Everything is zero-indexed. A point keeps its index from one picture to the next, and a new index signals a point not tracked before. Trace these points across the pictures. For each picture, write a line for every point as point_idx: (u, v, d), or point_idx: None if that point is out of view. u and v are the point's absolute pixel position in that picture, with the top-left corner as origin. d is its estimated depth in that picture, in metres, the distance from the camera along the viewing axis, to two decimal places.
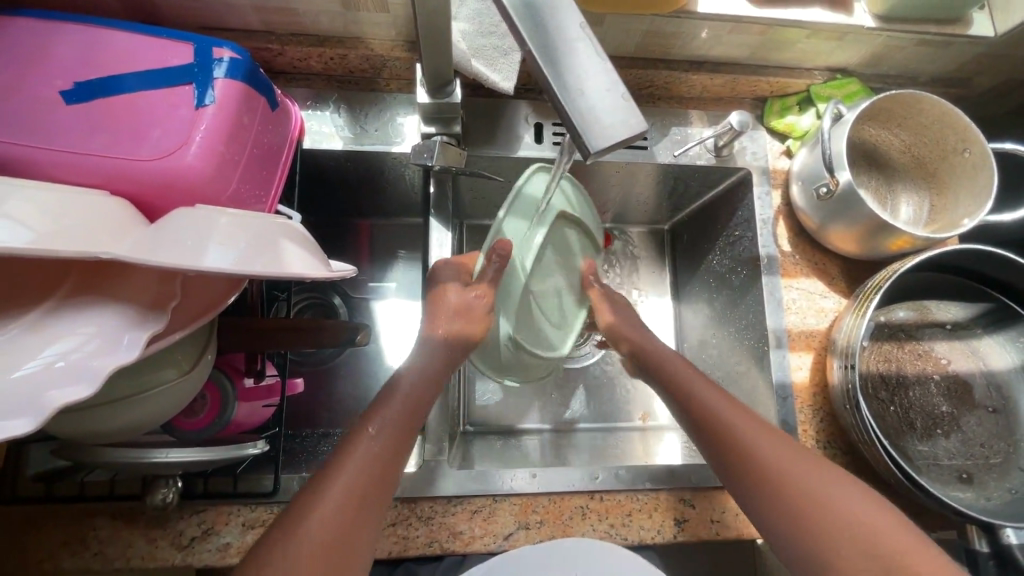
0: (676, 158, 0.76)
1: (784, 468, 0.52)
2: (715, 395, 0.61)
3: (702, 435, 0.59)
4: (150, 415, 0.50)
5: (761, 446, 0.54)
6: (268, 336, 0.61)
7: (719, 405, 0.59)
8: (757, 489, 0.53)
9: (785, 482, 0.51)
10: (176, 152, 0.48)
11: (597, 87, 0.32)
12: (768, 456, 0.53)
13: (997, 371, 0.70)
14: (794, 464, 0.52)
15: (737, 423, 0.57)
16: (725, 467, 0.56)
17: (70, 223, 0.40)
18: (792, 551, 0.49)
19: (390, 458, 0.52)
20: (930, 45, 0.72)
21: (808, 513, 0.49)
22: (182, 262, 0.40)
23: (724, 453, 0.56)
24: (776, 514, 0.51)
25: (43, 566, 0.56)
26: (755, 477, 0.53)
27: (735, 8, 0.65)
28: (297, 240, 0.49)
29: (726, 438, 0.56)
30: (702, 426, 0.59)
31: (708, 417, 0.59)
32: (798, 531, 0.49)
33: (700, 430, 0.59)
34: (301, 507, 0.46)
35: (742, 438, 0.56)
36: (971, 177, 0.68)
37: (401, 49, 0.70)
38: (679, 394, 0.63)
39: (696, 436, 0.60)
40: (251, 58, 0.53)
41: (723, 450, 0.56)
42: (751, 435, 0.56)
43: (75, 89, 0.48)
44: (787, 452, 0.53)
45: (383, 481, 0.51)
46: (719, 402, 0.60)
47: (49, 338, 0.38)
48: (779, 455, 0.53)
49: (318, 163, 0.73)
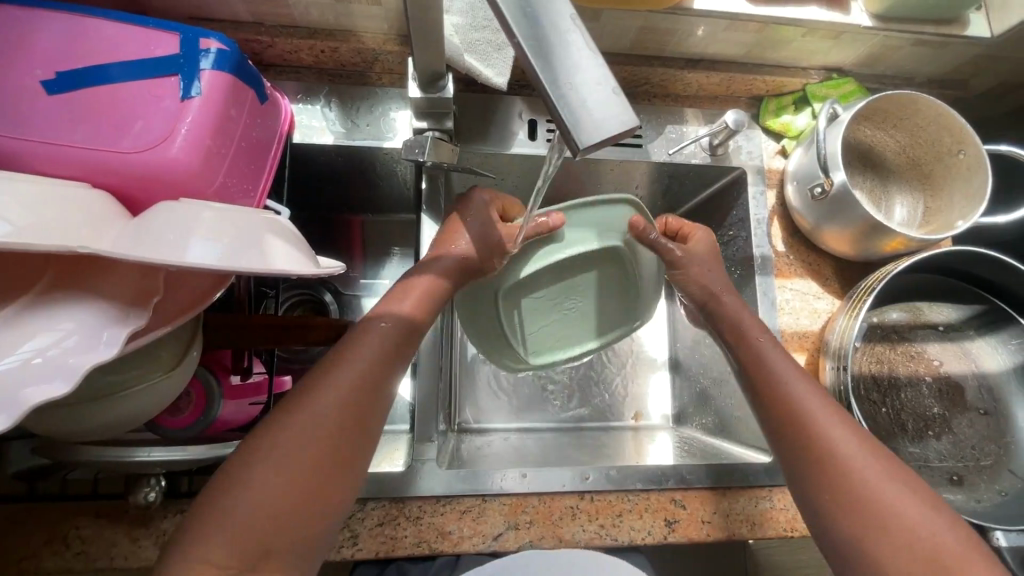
0: (671, 156, 0.75)
1: (837, 441, 0.51)
2: (778, 355, 0.59)
3: (760, 398, 0.58)
4: (133, 413, 0.49)
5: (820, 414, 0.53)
6: (255, 334, 0.60)
7: (783, 370, 0.58)
8: (807, 459, 0.52)
9: (838, 457, 0.50)
10: (161, 145, 0.47)
11: (588, 82, 0.31)
12: (825, 428, 0.52)
13: (989, 373, 0.70)
14: (847, 438, 0.51)
15: (796, 392, 0.56)
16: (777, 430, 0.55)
17: (50, 215, 0.39)
18: (835, 530, 0.49)
19: (385, 363, 0.52)
20: (927, 46, 0.71)
21: (855, 491, 0.49)
22: (164, 258, 0.39)
23: (781, 417, 0.55)
24: (818, 490, 0.51)
25: (22, 565, 0.55)
26: (811, 447, 0.52)
27: (733, 4, 0.64)
28: (285, 237, 0.48)
29: (784, 403, 0.55)
30: (758, 393, 0.58)
31: (768, 381, 0.57)
32: (844, 513, 0.49)
33: (756, 394, 0.58)
34: (295, 403, 0.47)
35: (802, 405, 0.55)
36: (965, 178, 0.68)
37: (394, 42, 0.69)
38: (740, 347, 0.62)
39: (753, 396, 0.59)
40: (239, 49, 0.52)
41: (778, 415, 0.55)
42: (809, 402, 0.55)
43: (57, 78, 0.47)
44: (843, 425, 0.53)
45: (378, 384, 0.50)
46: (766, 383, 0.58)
47: (26, 333, 0.37)
48: (833, 424, 0.53)
49: (308, 157, 0.72)
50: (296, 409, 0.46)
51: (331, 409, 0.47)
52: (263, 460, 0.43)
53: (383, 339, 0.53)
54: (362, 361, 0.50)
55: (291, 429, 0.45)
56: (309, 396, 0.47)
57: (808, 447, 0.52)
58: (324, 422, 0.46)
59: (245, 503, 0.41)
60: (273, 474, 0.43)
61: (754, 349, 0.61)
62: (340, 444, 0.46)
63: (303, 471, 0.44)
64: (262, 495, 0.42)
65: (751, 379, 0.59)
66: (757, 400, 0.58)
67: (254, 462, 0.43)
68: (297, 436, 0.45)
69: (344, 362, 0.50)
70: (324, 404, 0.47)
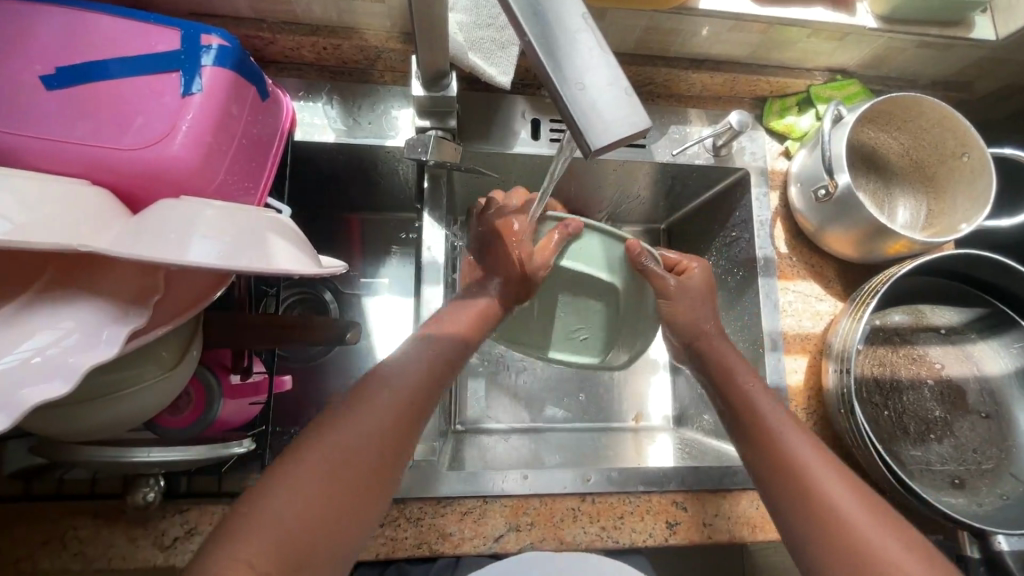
0: (674, 157, 0.75)
1: (827, 485, 0.50)
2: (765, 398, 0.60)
3: (747, 442, 0.58)
4: (131, 412, 0.48)
5: (811, 457, 0.53)
6: (255, 334, 0.60)
7: (772, 416, 0.57)
8: (800, 502, 0.51)
9: (828, 501, 0.49)
10: (162, 142, 0.46)
11: (598, 82, 0.30)
12: (814, 467, 0.52)
13: (991, 376, 0.70)
14: (831, 477, 0.51)
15: (786, 435, 0.55)
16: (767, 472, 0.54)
17: (50, 212, 0.38)
18: None
19: (430, 389, 0.53)
20: (932, 48, 0.71)
21: (852, 539, 0.47)
22: (165, 257, 0.39)
23: (772, 466, 0.54)
24: (812, 534, 0.49)
25: (19, 565, 0.55)
26: (806, 490, 0.51)
27: (737, 5, 0.64)
28: (287, 236, 0.47)
29: (775, 447, 0.55)
30: (749, 436, 0.58)
31: (758, 422, 0.57)
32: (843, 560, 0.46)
33: (745, 438, 0.58)
34: (336, 421, 0.47)
35: (787, 451, 0.54)
36: (970, 181, 0.68)
37: (397, 40, 0.68)
38: (724, 379, 0.63)
39: (740, 438, 0.59)
40: (241, 45, 0.51)
41: (769, 462, 0.55)
42: (799, 448, 0.54)
43: (56, 74, 0.46)
44: (831, 469, 0.52)
45: (420, 410, 0.51)
46: (763, 406, 0.59)
47: (25, 331, 0.37)
48: (823, 468, 0.52)
49: (310, 155, 0.72)
50: (342, 419, 0.47)
51: (374, 431, 0.47)
52: (307, 461, 0.43)
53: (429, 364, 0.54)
54: (408, 385, 0.51)
55: (336, 438, 0.45)
56: (356, 410, 0.48)
57: (802, 489, 0.51)
58: (367, 435, 0.46)
59: (285, 500, 0.41)
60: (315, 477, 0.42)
61: (740, 389, 0.61)
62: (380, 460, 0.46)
63: (343, 480, 0.43)
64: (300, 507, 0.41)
65: (737, 432, 0.60)
66: (745, 449, 0.58)
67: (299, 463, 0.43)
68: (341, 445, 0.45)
69: (392, 381, 0.51)
70: (371, 420, 0.47)
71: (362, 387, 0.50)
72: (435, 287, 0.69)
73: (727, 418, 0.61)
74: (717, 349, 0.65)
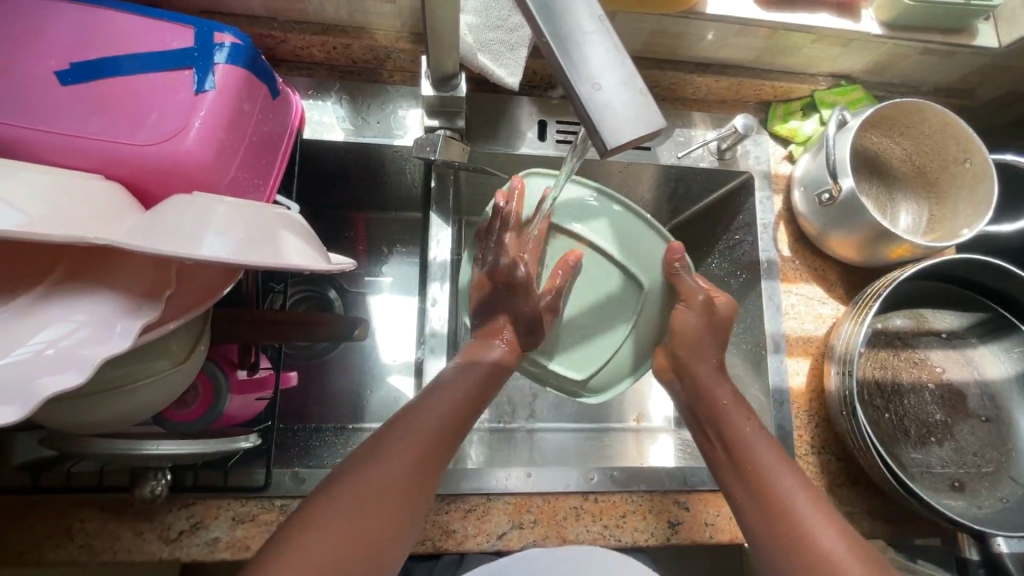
0: (679, 160, 0.75)
1: (819, 535, 0.51)
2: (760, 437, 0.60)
3: (741, 486, 0.57)
4: (139, 407, 0.49)
5: (805, 509, 0.53)
6: (264, 328, 0.60)
7: (765, 458, 0.57)
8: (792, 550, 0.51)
9: (823, 557, 0.50)
10: (174, 137, 0.47)
11: (614, 81, 0.31)
12: (803, 512, 0.53)
13: (992, 381, 0.71)
14: (823, 528, 0.52)
15: (778, 481, 0.56)
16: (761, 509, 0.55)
17: (67, 207, 0.39)
18: None
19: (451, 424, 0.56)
20: (935, 55, 0.72)
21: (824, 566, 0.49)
22: (179, 250, 0.39)
23: (768, 519, 0.54)
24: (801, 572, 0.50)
25: (25, 557, 0.55)
26: (798, 546, 0.51)
27: (743, 10, 0.65)
28: (297, 231, 0.48)
29: (770, 495, 0.55)
30: (743, 478, 0.58)
31: (748, 461, 0.58)
32: None
33: (739, 481, 0.58)
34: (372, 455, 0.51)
35: (779, 498, 0.54)
36: (971, 186, 0.69)
37: (406, 40, 0.69)
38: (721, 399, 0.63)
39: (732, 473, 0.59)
40: (253, 43, 0.52)
41: (760, 510, 0.55)
42: (794, 501, 0.54)
43: (71, 69, 0.46)
44: (822, 515, 0.52)
45: (439, 451, 0.54)
46: (752, 439, 0.59)
47: (42, 323, 0.37)
48: (817, 519, 0.52)
49: (318, 153, 0.72)
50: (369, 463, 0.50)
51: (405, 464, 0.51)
52: (336, 503, 0.47)
53: (445, 408, 0.57)
54: (429, 426, 0.55)
55: (364, 480, 0.49)
56: (382, 452, 0.52)
57: (796, 535, 0.52)
58: (393, 478, 0.50)
59: (320, 535, 0.45)
60: (342, 518, 0.46)
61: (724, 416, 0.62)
62: (404, 502, 0.50)
63: (371, 519, 0.47)
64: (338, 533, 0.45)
65: (727, 480, 0.60)
66: (737, 495, 0.58)
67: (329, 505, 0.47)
68: (367, 488, 0.49)
69: (414, 424, 0.54)
70: (395, 462, 0.51)
71: (386, 429, 0.54)
72: (441, 285, 0.70)
73: (718, 459, 0.61)
74: (701, 379, 0.65)
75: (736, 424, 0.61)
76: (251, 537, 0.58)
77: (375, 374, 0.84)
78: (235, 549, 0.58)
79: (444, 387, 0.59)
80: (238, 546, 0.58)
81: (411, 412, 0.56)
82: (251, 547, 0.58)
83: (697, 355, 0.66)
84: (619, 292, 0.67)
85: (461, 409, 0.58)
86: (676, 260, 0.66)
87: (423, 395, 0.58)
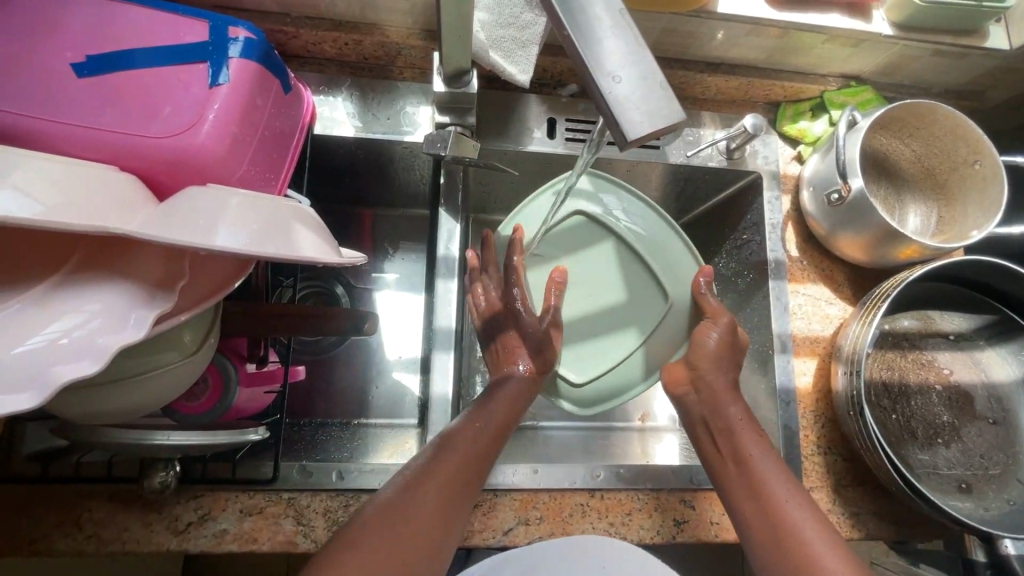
0: (687, 159, 0.75)
1: (823, 548, 0.51)
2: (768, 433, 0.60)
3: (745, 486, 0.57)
4: (150, 397, 0.49)
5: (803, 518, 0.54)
6: (274, 321, 0.61)
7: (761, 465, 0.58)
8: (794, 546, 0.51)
9: (818, 560, 0.50)
10: (187, 130, 0.47)
11: (634, 75, 0.31)
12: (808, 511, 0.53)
13: (999, 384, 0.71)
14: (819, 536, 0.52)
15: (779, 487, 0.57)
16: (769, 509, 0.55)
17: (80, 197, 0.39)
18: None
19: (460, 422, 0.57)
20: (946, 56, 0.72)
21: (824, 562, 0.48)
22: (192, 241, 0.39)
23: (768, 523, 0.55)
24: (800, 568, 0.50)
25: (34, 547, 0.55)
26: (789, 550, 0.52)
27: (755, 9, 0.65)
28: (310, 225, 0.48)
29: (769, 501, 0.56)
30: (751, 478, 0.58)
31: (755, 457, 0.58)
32: None
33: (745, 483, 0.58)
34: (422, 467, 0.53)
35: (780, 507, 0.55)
36: (981, 189, 0.69)
37: (418, 37, 0.69)
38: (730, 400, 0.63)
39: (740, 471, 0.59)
40: (266, 38, 0.52)
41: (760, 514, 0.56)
42: (795, 510, 0.55)
43: (87, 61, 0.46)
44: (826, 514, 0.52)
45: (471, 476, 0.54)
46: None
47: (59, 312, 0.37)
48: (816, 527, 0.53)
49: (328, 149, 0.73)
50: (406, 491, 0.51)
51: (441, 476, 0.52)
52: (373, 530, 0.47)
53: (469, 429, 0.57)
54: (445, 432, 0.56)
55: (401, 508, 0.49)
56: (417, 480, 0.52)
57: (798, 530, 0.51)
58: (427, 501, 0.50)
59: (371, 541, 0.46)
60: (377, 545, 0.46)
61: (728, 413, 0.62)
62: (435, 523, 0.50)
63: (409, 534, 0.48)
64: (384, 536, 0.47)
65: (730, 479, 0.59)
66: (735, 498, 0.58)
67: (364, 532, 0.47)
68: (401, 513, 0.49)
69: (452, 451, 0.55)
70: (429, 487, 0.51)
71: (423, 458, 0.54)
72: (450, 280, 0.70)
73: (716, 462, 0.62)
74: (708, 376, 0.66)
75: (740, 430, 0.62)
76: (259, 529, 0.58)
77: (381, 370, 0.84)
78: (243, 541, 0.58)
79: (480, 416, 0.59)
80: (245, 538, 0.58)
81: (451, 439, 0.56)
82: (258, 539, 0.58)
83: (706, 356, 0.66)
84: (647, 300, 0.70)
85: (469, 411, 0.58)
86: (703, 277, 0.69)
87: (462, 424, 0.58)
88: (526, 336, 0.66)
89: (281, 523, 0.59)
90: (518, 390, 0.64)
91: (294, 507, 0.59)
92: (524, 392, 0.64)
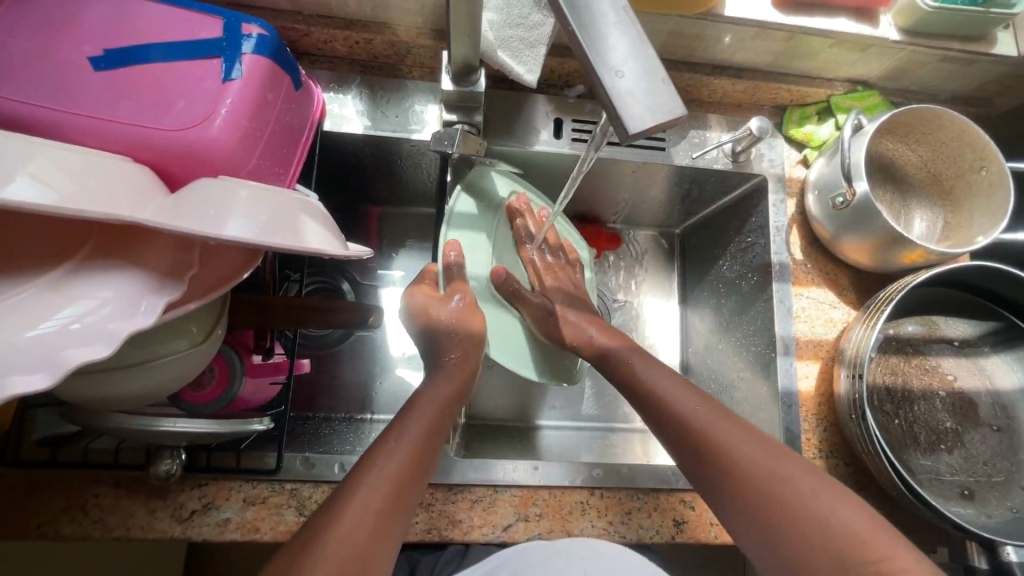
0: (693, 160, 0.75)
1: (798, 499, 0.48)
2: (694, 401, 0.59)
3: (692, 458, 0.56)
4: (156, 384, 0.50)
5: (794, 487, 0.49)
6: (279, 313, 0.62)
7: (726, 436, 0.54)
8: (751, 511, 0.50)
9: (794, 502, 0.48)
10: (200, 124, 0.48)
11: (636, 72, 0.32)
12: (781, 480, 0.50)
13: (1003, 391, 0.70)
14: (820, 495, 0.48)
15: (748, 452, 0.53)
16: (716, 481, 0.53)
17: (94, 183, 0.40)
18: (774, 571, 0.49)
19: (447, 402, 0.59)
20: (954, 62, 0.72)
21: (788, 506, 0.48)
22: (202, 230, 0.40)
23: (744, 498, 0.51)
24: (765, 532, 0.49)
25: (42, 530, 0.56)
26: (784, 522, 0.48)
27: (760, 13, 0.65)
28: (316, 218, 0.49)
29: (738, 484, 0.52)
30: (694, 452, 0.56)
31: (708, 434, 0.55)
32: (800, 538, 0.47)
33: (687, 463, 0.57)
34: (391, 431, 0.54)
35: (745, 470, 0.52)
36: (987, 194, 0.69)
37: (427, 36, 0.70)
38: (648, 383, 0.63)
39: (678, 446, 0.57)
40: (278, 36, 0.53)
41: (733, 502, 0.52)
42: None
43: (104, 55, 0.48)
44: (789, 463, 0.51)
45: (434, 437, 0.55)
46: (689, 412, 0.58)
47: (68, 297, 0.38)
48: (814, 488, 0.49)
49: (337, 145, 0.73)
50: (376, 454, 0.51)
51: (417, 436, 0.54)
52: (354, 499, 0.46)
53: (435, 399, 0.59)
54: (437, 408, 0.58)
55: (372, 475, 0.49)
56: (392, 446, 0.52)
57: (743, 500, 0.51)
58: (394, 469, 0.50)
59: (353, 513, 0.45)
60: (359, 521, 0.45)
61: (663, 390, 0.61)
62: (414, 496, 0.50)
63: (398, 508, 0.48)
64: (368, 503, 0.46)
65: (692, 470, 0.56)
66: (708, 483, 0.54)
67: (348, 502, 0.46)
68: (376, 480, 0.48)
69: (406, 425, 0.54)
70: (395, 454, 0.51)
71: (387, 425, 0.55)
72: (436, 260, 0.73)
73: (668, 445, 0.59)
74: None
75: (671, 394, 0.60)
76: (261, 519, 0.59)
77: (384, 366, 0.85)
78: (245, 530, 0.58)
79: (428, 394, 0.60)
80: (247, 527, 0.59)
81: (401, 419, 0.56)
82: (259, 529, 0.59)
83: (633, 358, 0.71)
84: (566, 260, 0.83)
85: (455, 390, 0.61)
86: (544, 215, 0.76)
87: (412, 402, 0.58)
88: (466, 305, 0.66)
89: (282, 513, 0.59)
90: (464, 358, 0.65)
91: (296, 499, 0.60)
92: (473, 354, 0.65)
